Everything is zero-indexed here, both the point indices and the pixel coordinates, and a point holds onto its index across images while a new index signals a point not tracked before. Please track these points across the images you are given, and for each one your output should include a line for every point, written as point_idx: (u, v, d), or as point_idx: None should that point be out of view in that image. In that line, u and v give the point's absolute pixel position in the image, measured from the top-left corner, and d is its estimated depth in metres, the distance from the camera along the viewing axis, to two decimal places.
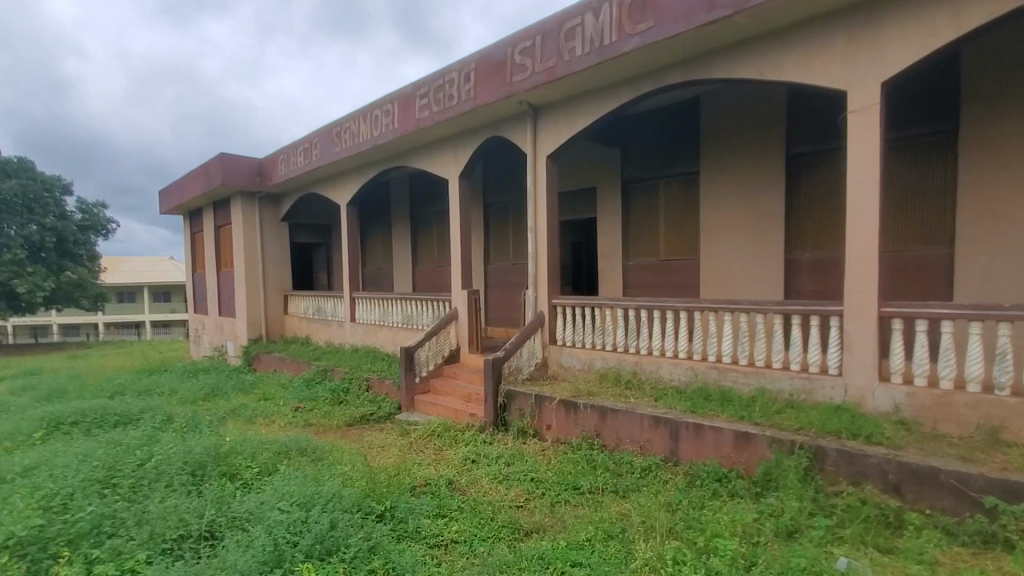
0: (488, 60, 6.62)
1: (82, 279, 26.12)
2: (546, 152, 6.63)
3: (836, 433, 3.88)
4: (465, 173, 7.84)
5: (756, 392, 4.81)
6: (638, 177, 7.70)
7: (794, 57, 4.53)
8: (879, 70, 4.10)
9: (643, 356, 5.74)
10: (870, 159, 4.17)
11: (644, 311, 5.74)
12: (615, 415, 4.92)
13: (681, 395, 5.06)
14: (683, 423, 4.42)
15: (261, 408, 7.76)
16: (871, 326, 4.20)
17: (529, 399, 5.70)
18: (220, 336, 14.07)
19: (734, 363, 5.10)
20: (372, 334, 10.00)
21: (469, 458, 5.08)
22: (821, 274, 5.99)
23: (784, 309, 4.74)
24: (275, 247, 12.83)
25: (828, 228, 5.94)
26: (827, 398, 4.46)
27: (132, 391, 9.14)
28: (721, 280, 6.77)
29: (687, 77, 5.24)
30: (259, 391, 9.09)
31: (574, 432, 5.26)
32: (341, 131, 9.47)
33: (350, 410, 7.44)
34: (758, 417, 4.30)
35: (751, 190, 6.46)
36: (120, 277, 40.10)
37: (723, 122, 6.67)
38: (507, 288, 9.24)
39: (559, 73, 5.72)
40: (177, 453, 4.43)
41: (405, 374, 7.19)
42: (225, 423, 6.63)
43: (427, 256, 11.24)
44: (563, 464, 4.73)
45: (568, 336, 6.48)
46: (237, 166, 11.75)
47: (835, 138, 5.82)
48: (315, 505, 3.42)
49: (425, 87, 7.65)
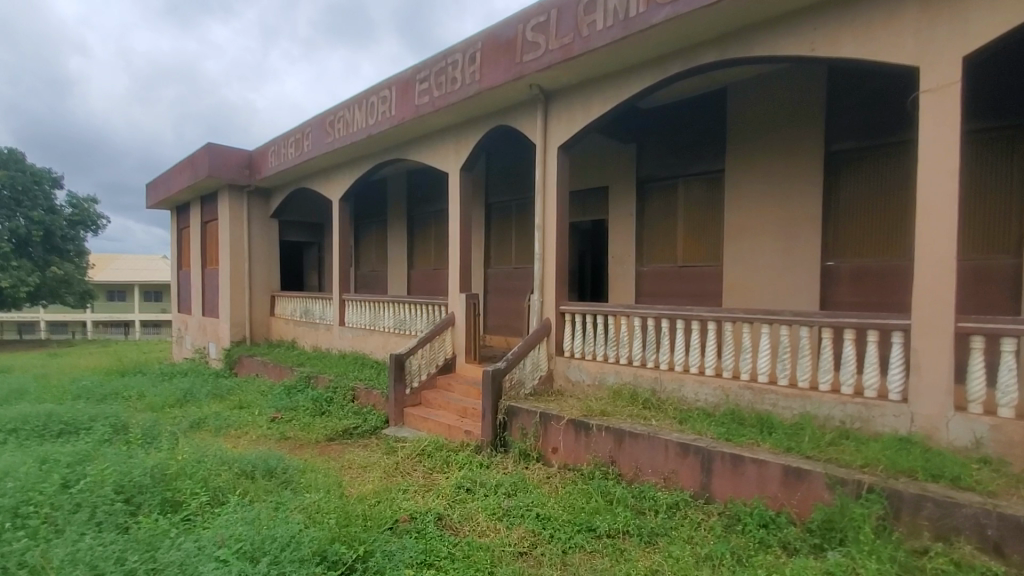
0: (496, 38, 5.98)
1: (68, 275, 25.33)
2: (558, 141, 5.97)
3: (910, 474, 3.20)
4: (467, 165, 7.18)
5: (800, 418, 4.11)
6: (654, 175, 7.07)
7: (854, 30, 3.90)
8: (961, 42, 3.47)
9: (663, 372, 5.05)
10: (946, 147, 3.54)
11: (665, 321, 5.07)
12: (635, 440, 4.22)
13: (709, 419, 4.37)
14: (718, 453, 3.73)
15: (233, 418, 7.03)
16: (946, 343, 3.52)
17: (533, 417, 5.00)
18: (202, 337, 13.31)
19: (772, 383, 4.39)
20: (362, 338, 9.29)
21: (463, 487, 4.35)
22: (864, 284, 5.35)
23: (833, 321, 4.05)
24: (263, 244, 12.12)
25: (873, 233, 5.31)
26: (889, 429, 3.76)
27: (96, 394, 8.41)
28: (747, 289, 6.11)
29: (722, 56, 4.61)
30: (234, 398, 8.35)
31: (585, 458, 4.55)
32: (335, 120, 8.81)
33: (331, 422, 6.71)
34: (809, 448, 3.60)
35: (782, 190, 5.83)
36: (110, 274, 39.29)
37: (755, 115, 6.04)
38: (510, 293, 8.54)
39: (577, 50, 5.10)
40: (112, 476, 3.78)
41: (394, 384, 6.49)
42: (187, 435, 5.91)
43: (423, 259, 10.56)
44: (573, 497, 4.02)
45: (577, 346, 5.78)
46: (225, 156, 11.11)
47: (884, 132, 5.18)
48: (263, 555, 2.75)
49: (425, 70, 7.02)
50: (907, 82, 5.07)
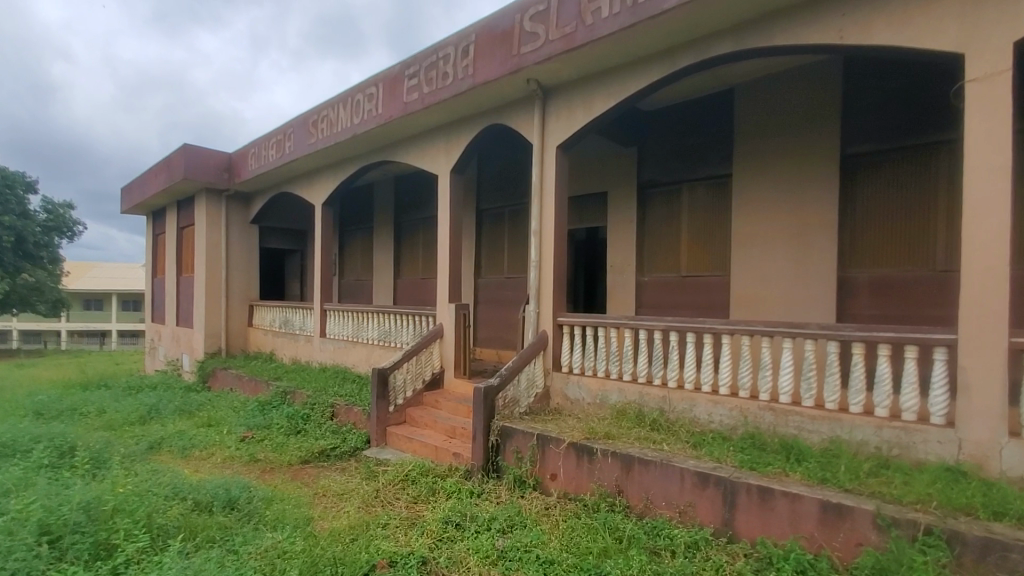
0: (491, 30, 5.59)
1: (40, 283, 24.37)
2: (556, 139, 5.56)
3: (970, 512, 2.78)
4: (458, 167, 6.76)
5: (830, 444, 3.67)
6: (656, 180, 6.70)
7: (888, 16, 3.57)
8: (1013, 27, 3.13)
9: (671, 391, 4.60)
10: (998, 141, 3.17)
11: (674, 334, 4.62)
12: (646, 468, 3.75)
13: (727, 444, 3.93)
14: (743, 485, 3.29)
15: (199, 438, 6.46)
16: (999, 361, 3.13)
17: (529, 439, 4.50)
18: (176, 348, 12.64)
19: (795, 405, 3.96)
20: (343, 351, 8.75)
21: (451, 522, 3.85)
22: (884, 295, 4.98)
23: (866, 335, 3.65)
24: (242, 251, 11.53)
25: (894, 242, 4.96)
26: (932, 456, 3.35)
27: (52, 411, 7.78)
28: (756, 300, 5.72)
29: (739, 45, 4.25)
30: (203, 414, 7.76)
31: (588, 486, 4.07)
32: (318, 120, 8.35)
33: (306, 443, 6.15)
34: (847, 480, 3.16)
35: (795, 196, 5.47)
36: (86, 283, 38.13)
37: (766, 116, 5.70)
38: (502, 303, 8.07)
39: (579, 40, 4.72)
40: (38, 513, 3.28)
41: (376, 402, 5.96)
42: (142, 460, 5.34)
43: (410, 267, 10.07)
44: (578, 534, 3.55)
45: (576, 361, 5.32)
46: (202, 158, 10.57)
47: (906, 133, 4.85)
48: None
49: (414, 65, 6.60)
50: (931, 78, 4.74)
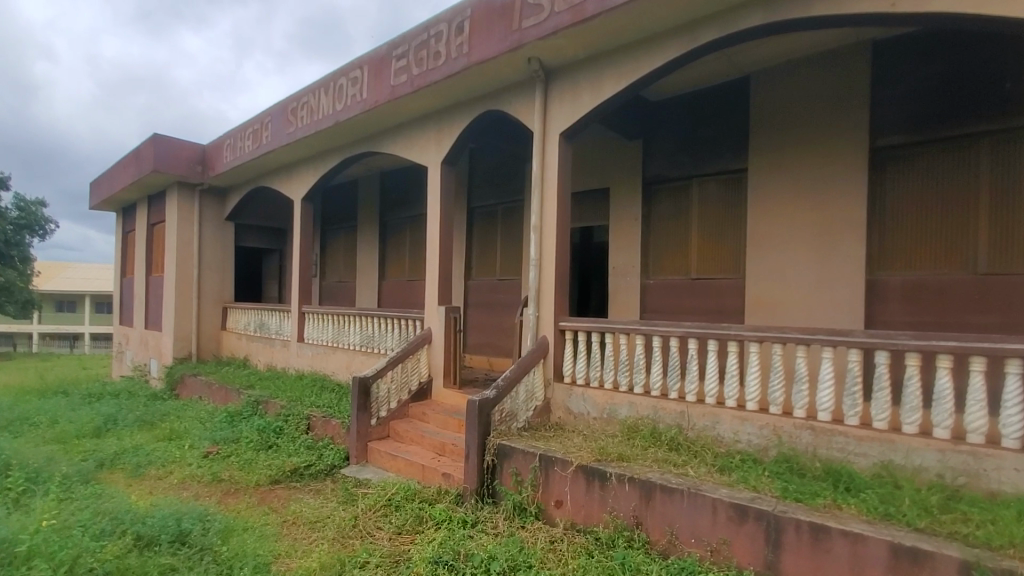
0: (489, 3, 5.06)
1: (8, 283, 23.17)
2: (560, 124, 5.03)
3: None
4: (450, 158, 6.20)
5: (882, 470, 3.18)
6: (663, 176, 6.22)
7: None
8: None
9: (689, 405, 4.08)
10: None
11: (693, 341, 4.07)
12: (669, 498, 3.21)
13: (761, 468, 3.41)
14: (791, 521, 2.76)
15: (158, 454, 5.78)
16: None
17: (531, 460, 3.93)
18: (144, 352, 11.82)
19: (837, 423, 3.46)
20: (323, 357, 8.11)
21: (441, 561, 3.29)
22: (919, 300, 4.53)
23: (923, 344, 3.12)
24: (216, 249, 10.81)
25: (930, 241, 4.52)
26: (1005, 486, 2.88)
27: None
28: (775, 305, 5.25)
29: (772, 17, 3.77)
30: (166, 426, 7.06)
31: (600, 516, 3.53)
32: (298, 108, 7.73)
33: (278, 459, 5.52)
34: (918, 518, 2.66)
35: (818, 191, 5.01)
36: (60, 284, 36.68)
37: (786, 106, 5.25)
38: (495, 307, 7.51)
39: (589, 11, 4.21)
40: None
41: (356, 414, 5.37)
42: (85, 483, 4.68)
43: (397, 267, 9.47)
44: None
45: (580, 371, 4.77)
46: (173, 149, 9.88)
47: (941, 124, 4.46)
48: None
49: (403, 45, 6.05)
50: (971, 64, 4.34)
